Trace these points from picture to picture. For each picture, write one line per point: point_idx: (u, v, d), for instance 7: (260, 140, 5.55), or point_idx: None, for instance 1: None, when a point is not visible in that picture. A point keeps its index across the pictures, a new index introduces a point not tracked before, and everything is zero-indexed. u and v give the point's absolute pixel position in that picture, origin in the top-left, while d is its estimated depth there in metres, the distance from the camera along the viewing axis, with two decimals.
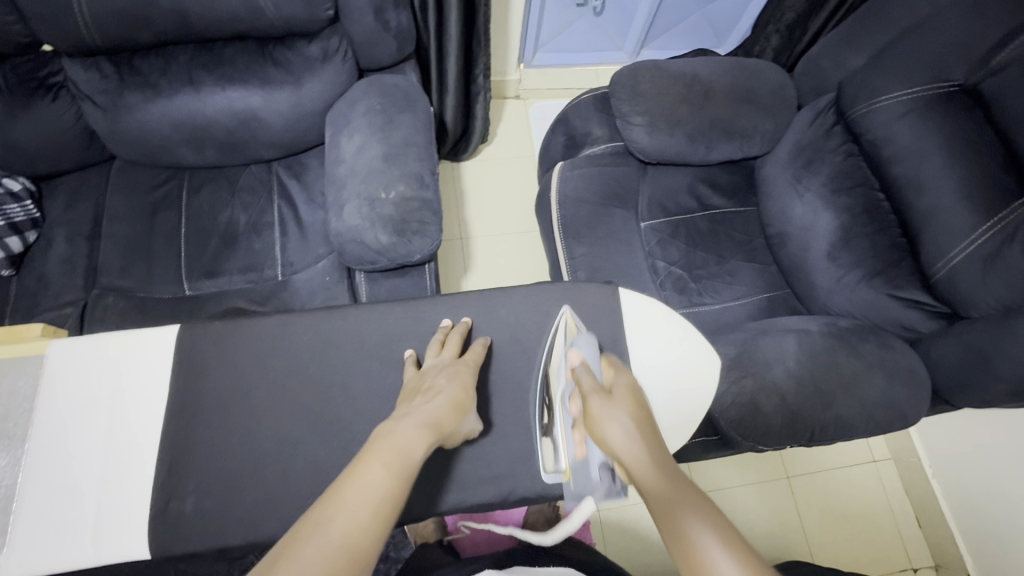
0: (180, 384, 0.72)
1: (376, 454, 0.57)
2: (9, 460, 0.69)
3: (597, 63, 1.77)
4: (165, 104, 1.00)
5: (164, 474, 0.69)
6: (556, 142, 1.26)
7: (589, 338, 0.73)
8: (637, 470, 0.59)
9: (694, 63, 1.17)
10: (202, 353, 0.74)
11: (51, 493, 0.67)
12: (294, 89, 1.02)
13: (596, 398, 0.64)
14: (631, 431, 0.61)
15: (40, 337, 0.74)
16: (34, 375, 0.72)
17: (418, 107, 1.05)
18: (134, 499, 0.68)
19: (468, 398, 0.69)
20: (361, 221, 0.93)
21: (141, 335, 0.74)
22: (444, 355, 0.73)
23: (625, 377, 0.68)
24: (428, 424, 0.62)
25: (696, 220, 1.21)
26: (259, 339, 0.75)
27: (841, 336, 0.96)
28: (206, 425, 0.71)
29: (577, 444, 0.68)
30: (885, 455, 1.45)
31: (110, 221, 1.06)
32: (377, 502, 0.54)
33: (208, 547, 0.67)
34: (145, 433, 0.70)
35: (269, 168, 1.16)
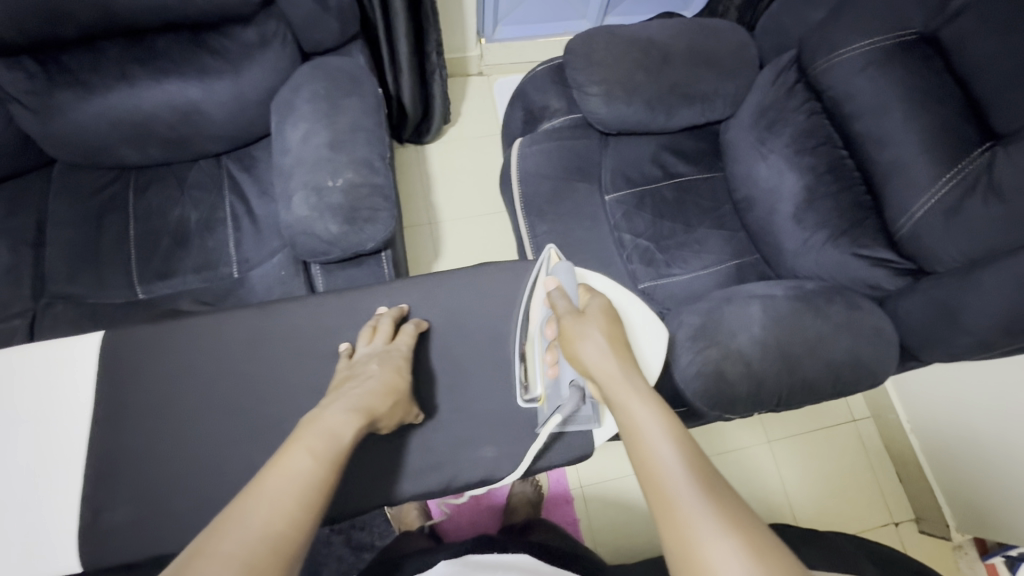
0: (106, 390, 0.71)
1: (301, 443, 0.57)
2: None
3: (561, 34, 1.72)
4: (98, 101, 0.96)
5: (91, 485, 0.67)
6: (515, 117, 1.22)
7: (569, 265, 0.76)
8: (609, 385, 0.62)
9: (650, 26, 1.13)
10: (129, 359, 0.72)
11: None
12: (233, 78, 0.99)
13: (569, 317, 0.68)
14: (601, 345, 0.65)
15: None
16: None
17: (365, 89, 1.01)
18: (63, 512, 0.66)
19: (401, 382, 0.69)
20: (310, 212, 0.90)
21: (62, 345, 0.72)
22: (375, 342, 0.72)
23: (600, 300, 0.71)
24: (356, 408, 0.62)
25: (662, 189, 1.18)
26: (194, 339, 0.74)
27: (807, 299, 0.95)
28: (134, 431, 0.70)
29: (550, 364, 0.72)
30: (864, 413, 1.46)
31: (54, 226, 1.03)
32: (304, 487, 0.53)
33: (142, 556, 0.66)
34: (70, 444, 0.69)
35: (218, 162, 1.12)
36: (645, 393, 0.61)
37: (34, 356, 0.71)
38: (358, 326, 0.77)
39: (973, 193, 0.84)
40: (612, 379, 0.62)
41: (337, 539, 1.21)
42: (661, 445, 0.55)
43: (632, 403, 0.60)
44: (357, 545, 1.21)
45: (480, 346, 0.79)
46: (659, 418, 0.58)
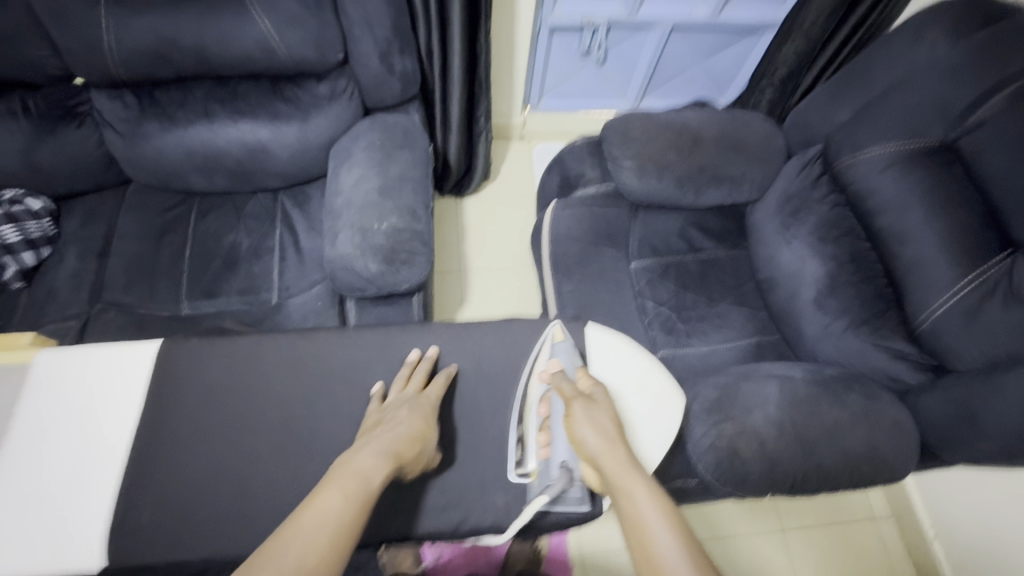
0: (153, 396, 0.75)
1: (335, 484, 0.62)
2: None
3: (601, 109, 1.84)
4: (180, 133, 1.07)
5: (126, 484, 0.70)
6: (552, 182, 1.30)
7: (570, 347, 0.81)
8: (614, 477, 0.65)
9: (685, 111, 1.21)
10: (177, 369, 0.77)
11: (20, 499, 0.68)
12: (301, 123, 1.09)
13: (574, 401, 0.72)
14: (603, 434, 0.68)
15: (29, 344, 0.78)
16: (15, 382, 0.75)
17: (417, 145, 1.11)
18: (93, 509, 0.69)
19: (429, 429, 0.72)
20: (353, 250, 0.96)
21: (120, 349, 0.77)
22: (408, 389, 0.76)
23: (602, 386, 0.76)
24: (384, 453, 0.66)
25: (686, 262, 1.23)
26: (235, 358, 0.78)
27: (825, 385, 0.96)
28: (170, 439, 0.73)
29: (542, 445, 0.76)
30: (885, 512, 1.40)
31: (121, 240, 1.12)
32: (333, 527, 0.58)
33: (159, 561, 0.67)
34: (112, 443, 0.72)
35: (275, 196, 1.21)
36: (652, 487, 0.63)
37: (96, 356, 0.76)
38: (385, 364, 0.81)
39: (992, 297, 0.86)
40: (618, 471, 0.64)
41: None
42: (663, 537, 0.58)
43: (636, 492, 0.62)
44: None
45: (500, 393, 0.82)
46: (661, 512, 0.60)
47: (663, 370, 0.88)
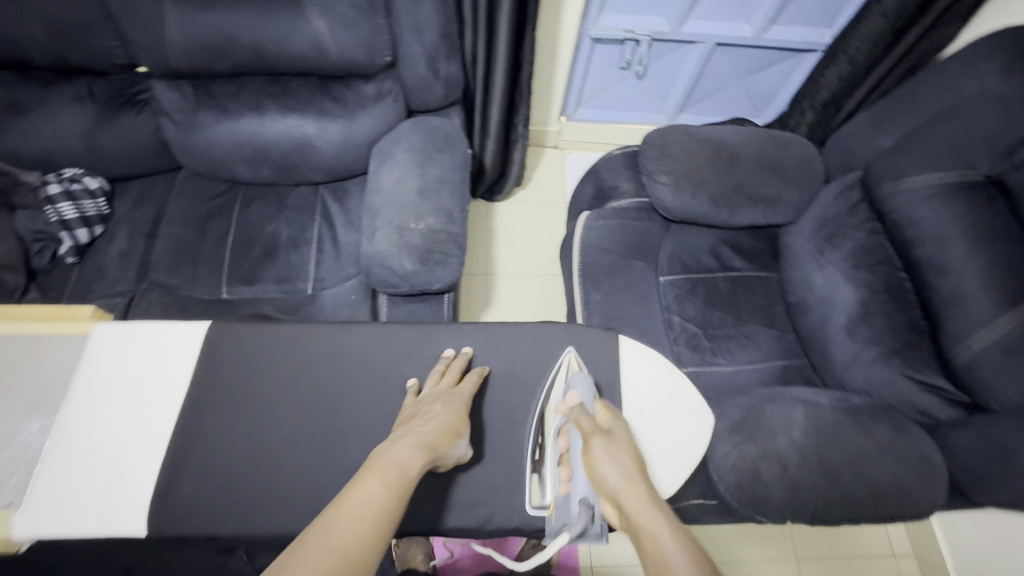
0: (201, 374, 0.78)
1: (376, 472, 0.62)
2: (42, 426, 0.74)
3: (636, 122, 1.84)
4: (231, 125, 1.12)
5: (172, 456, 0.73)
6: (585, 192, 1.31)
7: (587, 378, 0.79)
8: (636, 516, 0.63)
9: (724, 130, 1.21)
10: (223, 350, 0.80)
11: (75, 463, 0.71)
12: (346, 122, 1.13)
13: (593, 437, 0.70)
14: (624, 470, 0.67)
15: (89, 318, 0.81)
16: (75, 352, 0.78)
17: (457, 148, 1.13)
18: (141, 478, 0.72)
19: (461, 424, 0.73)
20: (389, 247, 0.99)
21: (173, 328, 0.81)
22: (442, 383, 0.78)
23: (620, 421, 0.74)
24: (420, 445, 0.67)
25: (716, 280, 1.22)
26: (278, 343, 0.81)
27: (852, 414, 0.94)
28: (214, 417, 0.76)
29: (563, 480, 0.74)
30: (905, 550, 1.36)
31: (169, 223, 1.17)
32: (376, 513, 0.58)
33: (197, 534, 0.70)
34: (161, 417, 0.75)
35: (315, 190, 1.25)
36: (673, 526, 0.61)
37: (150, 333, 0.80)
38: (416, 360, 0.83)
39: None
40: (640, 509, 0.63)
41: None
42: None
43: (657, 530, 0.61)
44: None
45: (528, 396, 0.83)
46: (683, 545, 0.59)
47: (693, 387, 0.88)
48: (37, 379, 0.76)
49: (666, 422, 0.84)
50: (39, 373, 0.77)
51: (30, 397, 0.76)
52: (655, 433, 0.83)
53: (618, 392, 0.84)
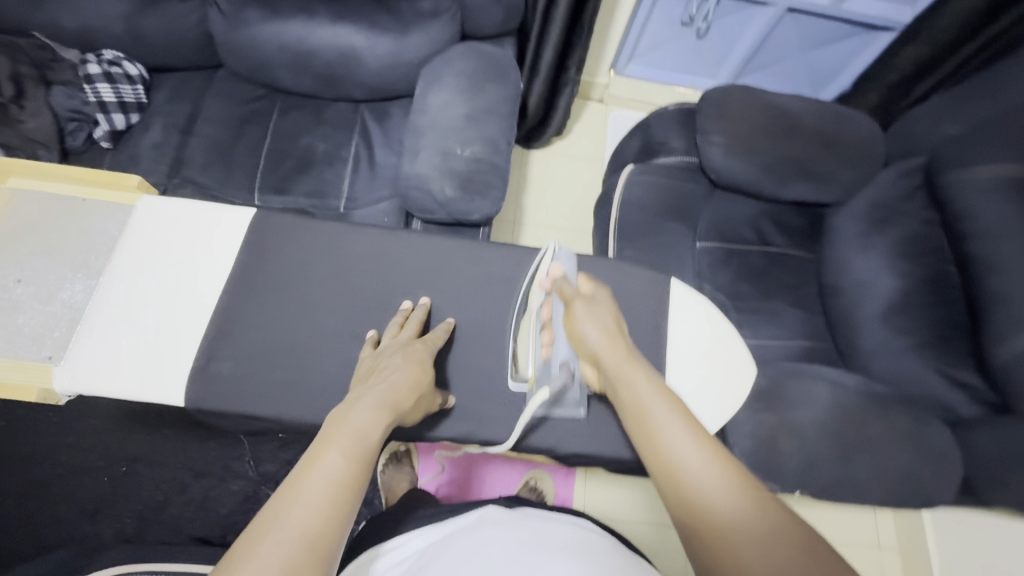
0: (245, 259, 0.77)
1: (331, 443, 0.56)
2: (84, 287, 0.75)
3: (686, 86, 1.77)
4: (279, 26, 1.05)
5: (212, 334, 0.73)
6: (631, 146, 1.27)
7: (569, 254, 0.77)
8: (615, 371, 0.64)
9: (789, 96, 1.16)
10: (269, 239, 0.79)
11: (113, 327, 0.72)
12: (397, 37, 1.07)
13: (573, 299, 0.69)
14: (605, 329, 0.67)
15: (136, 187, 0.80)
16: (120, 221, 0.78)
17: (508, 79, 1.08)
18: (178, 350, 0.72)
19: (423, 374, 0.69)
20: (430, 170, 0.96)
21: (221, 213, 0.79)
22: (401, 335, 0.73)
23: (603, 290, 0.73)
24: (382, 404, 0.62)
25: (753, 253, 1.19)
26: (327, 238, 0.80)
27: (876, 399, 0.94)
28: (257, 301, 0.76)
29: (545, 345, 0.72)
30: (891, 544, 1.38)
31: (205, 121, 1.14)
32: (336, 485, 0.52)
33: (233, 411, 0.71)
34: (202, 297, 0.75)
35: (355, 108, 1.21)
36: (654, 380, 0.62)
37: (198, 214, 0.79)
38: (453, 284, 0.82)
39: None
40: (618, 364, 0.64)
41: None
42: (673, 431, 0.57)
43: (638, 386, 0.61)
44: (359, 498, 1.24)
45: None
46: (670, 409, 0.59)
47: (739, 342, 0.85)
48: (81, 240, 0.77)
49: (703, 371, 0.83)
50: (84, 235, 0.77)
51: (74, 257, 0.76)
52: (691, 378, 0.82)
53: (660, 332, 0.84)
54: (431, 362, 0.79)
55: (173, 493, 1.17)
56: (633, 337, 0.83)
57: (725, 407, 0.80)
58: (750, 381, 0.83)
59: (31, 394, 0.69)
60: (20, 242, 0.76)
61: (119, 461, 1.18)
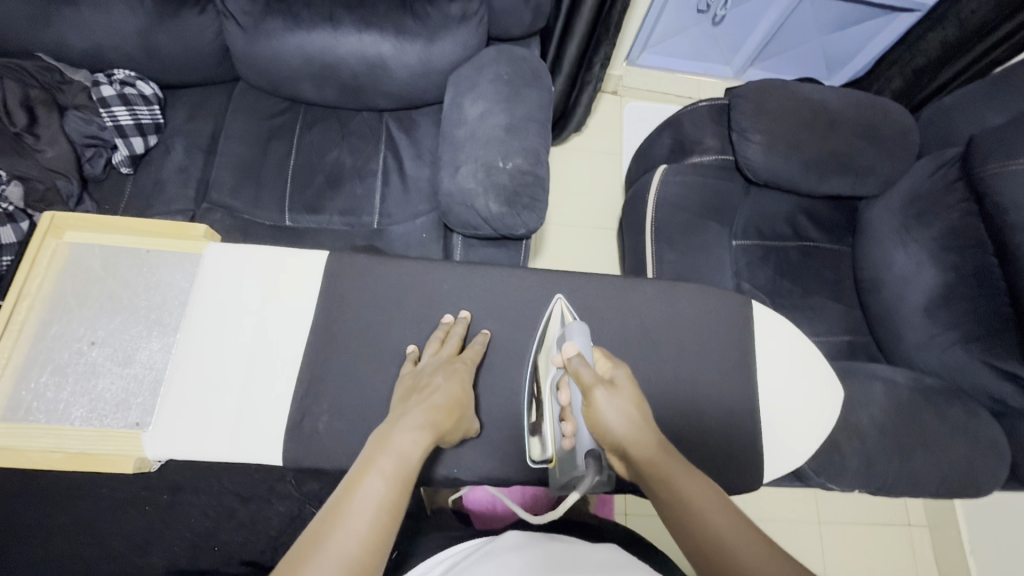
0: (325, 308, 0.77)
1: (374, 467, 0.56)
2: (161, 345, 0.74)
3: (701, 74, 1.76)
4: (302, 36, 0.99)
5: (303, 388, 0.73)
6: (662, 144, 1.25)
7: (583, 328, 0.70)
8: (642, 460, 0.60)
9: (823, 91, 1.15)
10: (346, 283, 0.79)
11: (200, 388, 0.72)
12: (426, 44, 1.02)
13: (596, 389, 0.63)
14: (627, 417, 0.62)
15: (202, 237, 0.78)
16: (190, 273, 0.77)
17: (542, 84, 1.06)
18: (268, 406, 0.72)
19: (465, 397, 0.69)
20: (475, 185, 0.94)
21: (291, 258, 0.79)
22: (442, 352, 0.74)
23: (621, 370, 0.67)
24: (425, 425, 0.62)
25: (788, 248, 1.19)
26: (408, 280, 0.80)
27: (928, 393, 0.95)
28: (345, 353, 0.76)
29: (567, 435, 0.69)
30: (920, 521, 1.41)
31: (228, 140, 1.10)
32: (377, 510, 0.52)
33: (331, 465, 0.72)
34: (285, 348, 0.75)
35: (380, 117, 1.17)
36: (681, 463, 0.61)
37: (267, 260, 0.78)
38: (518, 308, 0.82)
39: None
40: (646, 455, 0.60)
41: None
42: (708, 512, 0.55)
43: (668, 474, 0.59)
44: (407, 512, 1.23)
45: (656, 355, 0.81)
46: (698, 487, 0.58)
47: (820, 360, 0.84)
48: (152, 296, 0.76)
49: (789, 394, 0.82)
50: (156, 291, 0.76)
51: (146, 314, 0.76)
52: (776, 399, 0.82)
53: (748, 354, 0.83)
54: (505, 390, 0.79)
55: (219, 519, 1.15)
56: (721, 361, 0.82)
57: (813, 429, 0.80)
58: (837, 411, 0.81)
59: (127, 464, 0.68)
60: (90, 304, 0.75)
61: (162, 490, 1.16)
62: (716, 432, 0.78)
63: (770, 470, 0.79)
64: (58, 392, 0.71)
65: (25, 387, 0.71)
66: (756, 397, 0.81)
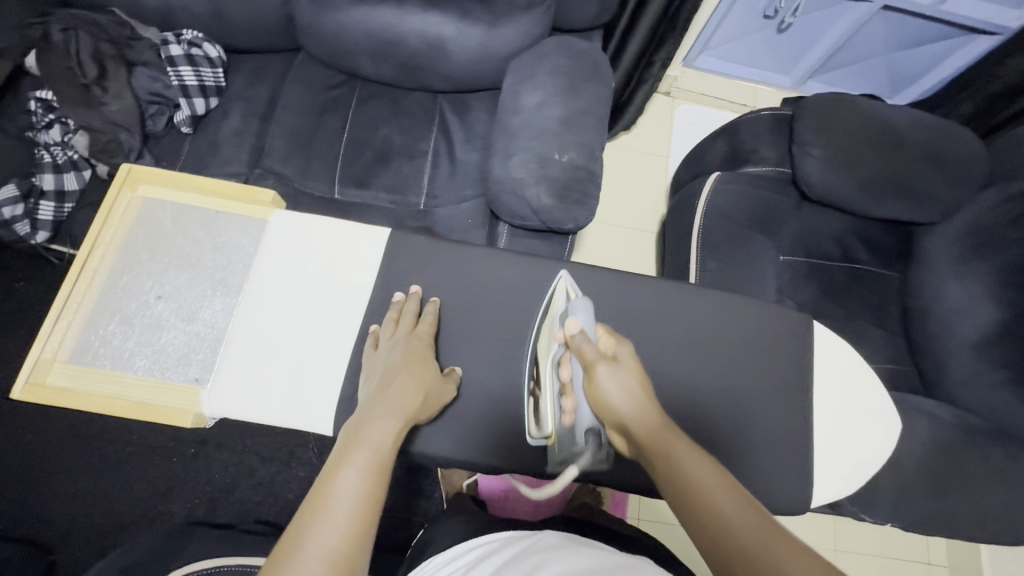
0: (383, 285, 0.78)
1: (348, 459, 0.56)
2: (224, 306, 0.76)
3: (759, 82, 1.72)
4: (367, 12, 0.99)
5: (356, 363, 0.74)
6: (715, 150, 1.22)
7: (587, 302, 0.67)
8: (638, 428, 0.60)
9: (891, 110, 1.11)
10: (405, 263, 0.79)
11: (258, 352, 0.73)
12: (488, 29, 1.01)
13: (602, 368, 0.62)
14: (629, 391, 0.61)
15: (268, 203, 0.84)
16: (255, 238, 0.79)
17: (602, 79, 1.04)
18: (320, 375, 0.73)
19: (428, 374, 0.69)
20: (526, 176, 0.93)
21: (350, 231, 0.80)
22: (398, 332, 0.72)
23: (624, 347, 0.66)
24: (395, 414, 0.62)
25: (835, 269, 1.16)
26: (460, 265, 0.80)
27: (970, 433, 0.92)
28: None
29: (566, 412, 0.66)
30: (940, 562, 1.38)
31: (284, 109, 1.11)
32: (356, 500, 0.52)
33: None
34: (341, 320, 0.76)
35: (434, 99, 1.17)
36: (674, 430, 0.60)
37: (328, 232, 0.79)
38: None
39: None
40: (643, 422, 0.60)
41: (400, 480, 1.23)
42: (702, 479, 0.54)
43: (663, 439, 0.58)
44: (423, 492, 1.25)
45: (712, 367, 0.79)
46: (691, 451, 0.57)
47: (880, 387, 0.82)
48: (218, 258, 0.78)
49: (841, 424, 0.80)
50: (222, 252, 0.79)
51: (213, 274, 0.78)
52: (829, 426, 0.80)
53: (804, 379, 0.80)
54: None
55: (242, 476, 1.18)
56: (777, 382, 0.80)
57: (869, 459, 0.78)
58: (890, 449, 0.79)
59: (185, 418, 0.71)
60: (159, 259, 0.77)
61: (189, 443, 1.19)
62: (764, 456, 0.77)
63: (819, 496, 0.77)
64: (124, 341, 0.73)
65: (94, 333, 0.73)
66: (811, 423, 0.79)
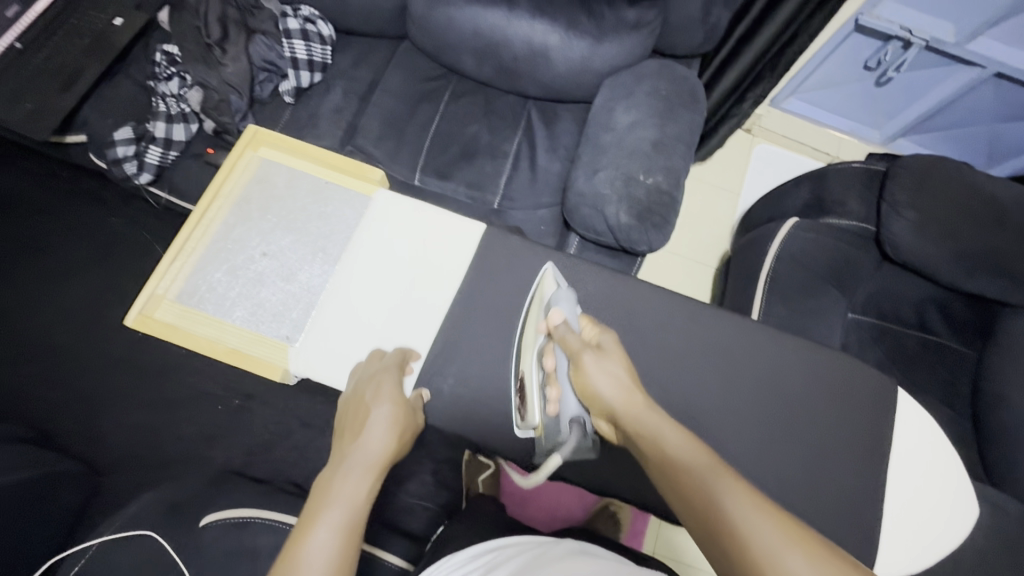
0: (472, 277, 0.80)
1: (319, 517, 0.55)
2: (321, 273, 0.80)
3: (847, 132, 1.67)
4: (478, 12, 1.02)
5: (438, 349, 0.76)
6: (797, 195, 1.20)
7: (570, 293, 0.70)
8: (628, 417, 0.60)
9: (995, 182, 1.06)
10: (494, 260, 0.80)
11: (348, 321, 0.76)
12: (593, 43, 1.02)
13: (586, 354, 0.64)
14: (617, 379, 0.62)
15: (376, 182, 0.87)
16: (358, 213, 0.83)
17: (697, 108, 1.03)
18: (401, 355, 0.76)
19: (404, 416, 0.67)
20: (610, 192, 0.93)
21: (443, 220, 0.82)
22: (375, 368, 0.72)
23: (609, 334, 0.68)
24: (365, 464, 0.61)
25: (907, 336, 1.12)
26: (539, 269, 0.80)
27: None
28: (481, 324, 0.78)
29: (551, 401, 0.67)
30: None
31: (382, 93, 1.15)
32: (330, 565, 0.52)
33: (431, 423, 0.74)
34: (428, 304, 0.78)
35: (524, 103, 1.19)
36: (667, 418, 0.60)
37: (425, 218, 0.82)
38: (652, 327, 0.80)
39: None
40: (633, 411, 0.60)
41: None
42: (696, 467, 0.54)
43: (655, 427, 0.59)
44: None
45: (786, 416, 0.78)
46: (681, 436, 0.58)
47: (958, 471, 0.79)
48: (322, 226, 0.82)
49: (915, 502, 0.77)
50: (327, 222, 0.82)
51: (314, 241, 0.81)
52: (901, 500, 0.77)
53: (881, 447, 0.78)
54: None
55: (281, 435, 1.23)
56: (853, 445, 0.78)
57: (935, 542, 0.75)
58: (959, 537, 0.75)
59: (274, 372, 0.75)
60: (268, 218, 0.81)
61: (237, 394, 1.24)
62: (829, 520, 0.74)
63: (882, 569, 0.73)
64: (227, 289, 0.77)
65: (202, 278, 0.77)
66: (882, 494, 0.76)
